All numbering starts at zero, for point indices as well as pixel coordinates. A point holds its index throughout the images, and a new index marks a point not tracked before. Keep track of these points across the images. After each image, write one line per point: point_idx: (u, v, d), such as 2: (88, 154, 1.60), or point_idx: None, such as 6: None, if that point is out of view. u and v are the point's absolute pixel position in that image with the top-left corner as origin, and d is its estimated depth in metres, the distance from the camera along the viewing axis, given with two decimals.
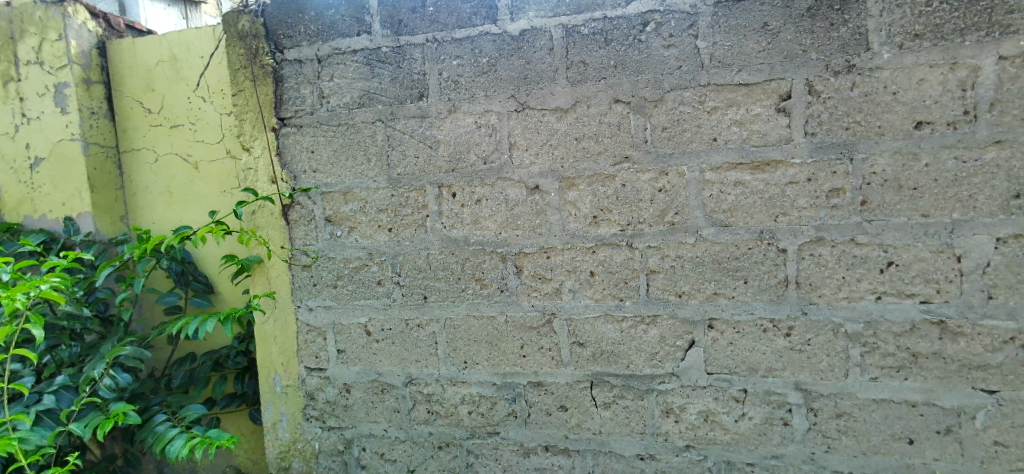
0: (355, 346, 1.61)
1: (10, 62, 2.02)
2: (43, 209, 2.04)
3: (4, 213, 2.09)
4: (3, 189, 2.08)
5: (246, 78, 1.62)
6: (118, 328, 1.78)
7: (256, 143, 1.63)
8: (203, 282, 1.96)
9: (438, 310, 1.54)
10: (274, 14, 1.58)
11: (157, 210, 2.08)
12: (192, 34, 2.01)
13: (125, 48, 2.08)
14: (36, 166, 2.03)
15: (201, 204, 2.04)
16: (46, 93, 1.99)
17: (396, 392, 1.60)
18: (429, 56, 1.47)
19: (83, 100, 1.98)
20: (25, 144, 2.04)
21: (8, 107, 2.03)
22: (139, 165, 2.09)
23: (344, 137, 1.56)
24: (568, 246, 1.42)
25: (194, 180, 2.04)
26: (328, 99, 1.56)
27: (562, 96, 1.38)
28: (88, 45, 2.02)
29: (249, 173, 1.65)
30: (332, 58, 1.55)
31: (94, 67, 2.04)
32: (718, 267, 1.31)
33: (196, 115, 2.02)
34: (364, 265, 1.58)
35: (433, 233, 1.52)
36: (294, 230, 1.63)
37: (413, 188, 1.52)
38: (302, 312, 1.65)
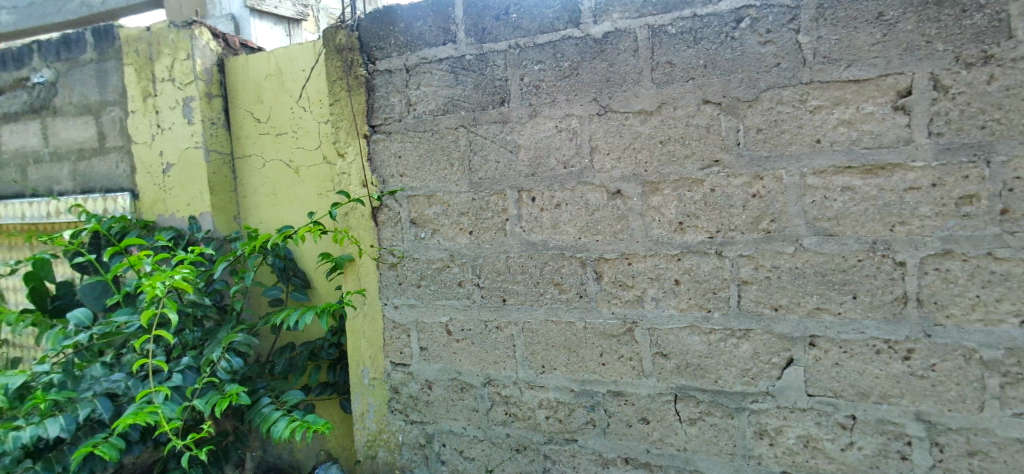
0: (437, 344, 1.67)
1: (149, 80, 2.31)
2: (172, 208, 2.31)
3: (143, 211, 2.40)
4: (143, 191, 2.39)
5: (342, 88, 1.74)
6: (231, 317, 1.98)
7: (350, 149, 1.74)
8: (302, 278, 2.13)
9: (518, 312, 1.55)
10: (368, 28, 1.68)
11: (264, 210, 2.29)
12: (296, 50, 2.19)
13: (240, 64, 2.30)
14: (168, 171, 2.31)
15: (301, 206, 2.21)
16: (176, 107, 2.26)
17: (475, 391, 1.63)
18: (511, 62, 1.49)
19: (206, 113, 2.23)
20: (159, 152, 2.32)
21: (147, 119, 2.33)
22: (249, 170, 2.31)
23: (430, 143, 1.62)
24: (651, 253, 1.38)
25: (296, 183, 2.21)
26: (416, 107, 1.63)
27: (647, 99, 1.34)
28: (210, 63, 2.27)
29: (344, 177, 1.77)
30: (419, 68, 1.62)
31: (215, 82, 2.29)
32: (821, 280, 1.21)
33: (298, 124, 2.19)
34: (446, 266, 1.63)
35: (513, 237, 1.54)
36: (382, 231, 1.72)
37: (495, 192, 1.55)
38: (388, 309, 1.74)
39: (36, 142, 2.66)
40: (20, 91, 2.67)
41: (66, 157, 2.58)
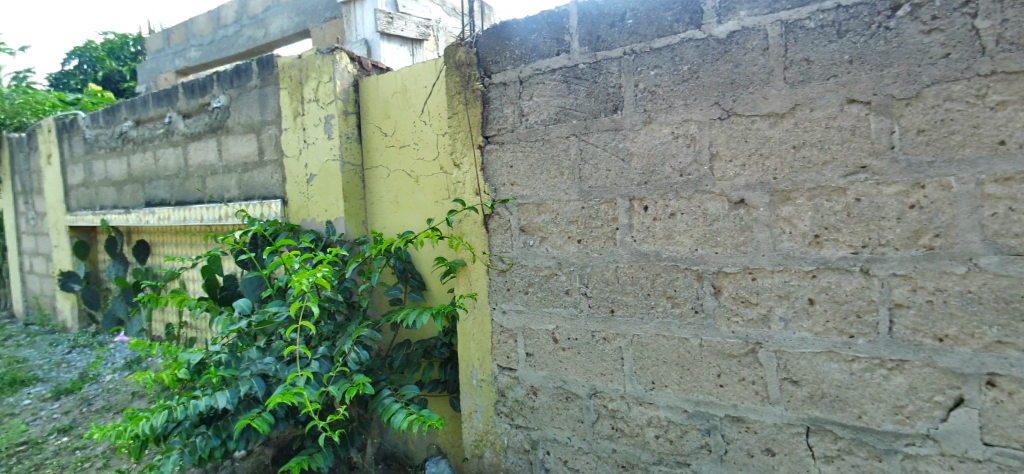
0: (542, 351, 1.68)
1: (299, 101, 2.64)
2: (314, 213, 2.61)
3: (290, 215, 2.73)
4: (291, 197, 2.72)
5: (460, 102, 1.83)
6: (359, 312, 2.18)
7: (465, 159, 1.82)
8: (419, 280, 2.27)
9: (626, 325, 1.51)
10: (485, 43, 1.76)
11: (388, 216, 2.49)
12: (419, 68, 2.35)
13: (371, 84, 2.54)
14: (311, 180, 2.61)
15: (420, 212, 2.36)
16: (319, 124, 2.55)
17: (580, 402, 1.61)
18: (626, 68, 1.46)
19: (343, 128, 2.49)
20: (304, 163, 2.64)
21: (296, 135, 2.67)
22: (376, 179, 2.53)
23: (541, 153, 1.64)
24: (779, 268, 1.26)
25: (416, 191, 2.37)
26: (528, 117, 1.67)
27: (777, 100, 1.23)
28: (347, 83, 2.53)
29: (459, 185, 1.86)
30: (532, 79, 1.65)
31: (350, 101, 2.54)
32: (1003, 307, 1.02)
33: (419, 136, 2.36)
34: (554, 274, 1.64)
35: (623, 246, 1.50)
36: (493, 238, 1.77)
37: (605, 201, 1.52)
38: (497, 313, 1.78)
39: (213, 156, 3.17)
40: (203, 114, 3.21)
41: (234, 170, 3.04)
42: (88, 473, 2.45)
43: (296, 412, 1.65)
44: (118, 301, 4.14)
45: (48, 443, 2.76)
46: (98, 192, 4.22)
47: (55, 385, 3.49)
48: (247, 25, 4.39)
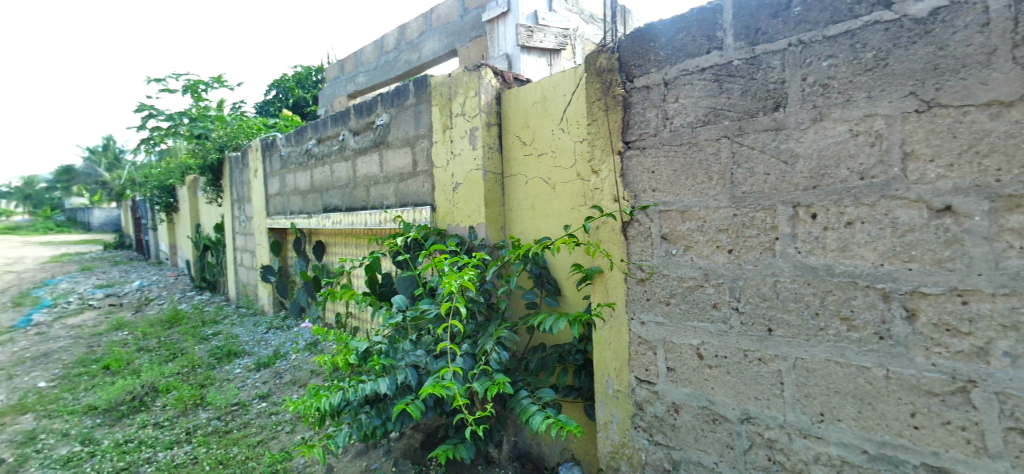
0: (686, 367, 1.58)
1: (448, 116, 2.85)
2: (459, 219, 2.79)
3: (438, 221, 2.96)
4: (439, 204, 2.95)
5: (600, 108, 1.79)
6: (498, 314, 2.27)
7: (604, 166, 1.78)
8: (554, 285, 2.29)
9: (787, 346, 1.35)
10: (628, 47, 1.71)
11: (526, 222, 2.56)
12: (559, 77, 2.37)
13: (513, 95, 2.63)
14: (456, 188, 2.80)
15: (557, 219, 2.38)
16: (466, 136, 2.72)
17: (730, 426, 1.48)
18: (791, 61, 1.32)
19: (486, 139, 2.63)
20: (452, 173, 2.84)
21: (445, 147, 2.88)
22: (516, 186, 2.62)
23: (686, 157, 1.55)
24: (1001, 291, 1.03)
25: (553, 198, 2.40)
26: (672, 120, 1.58)
27: (1001, 86, 1.02)
28: (490, 96, 2.66)
29: (597, 192, 1.82)
30: (679, 80, 1.57)
31: (493, 113, 2.66)
32: None
33: (558, 144, 2.38)
34: (699, 286, 1.54)
35: (784, 258, 1.35)
36: (632, 245, 1.71)
37: (762, 208, 1.39)
38: (635, 324, 1.72)
39: (375, 168, 3.59)
40: (369, 132, 3.64)
41: (392, 180, 3.40)
42: (280, 434, 2.92)
43: (445, 403, 1.78)
44: (301, 292, 4.89)
45: (253, 406, 3.36)
46: (288, 200, 5.04)
47: (257, 358, 4.24)
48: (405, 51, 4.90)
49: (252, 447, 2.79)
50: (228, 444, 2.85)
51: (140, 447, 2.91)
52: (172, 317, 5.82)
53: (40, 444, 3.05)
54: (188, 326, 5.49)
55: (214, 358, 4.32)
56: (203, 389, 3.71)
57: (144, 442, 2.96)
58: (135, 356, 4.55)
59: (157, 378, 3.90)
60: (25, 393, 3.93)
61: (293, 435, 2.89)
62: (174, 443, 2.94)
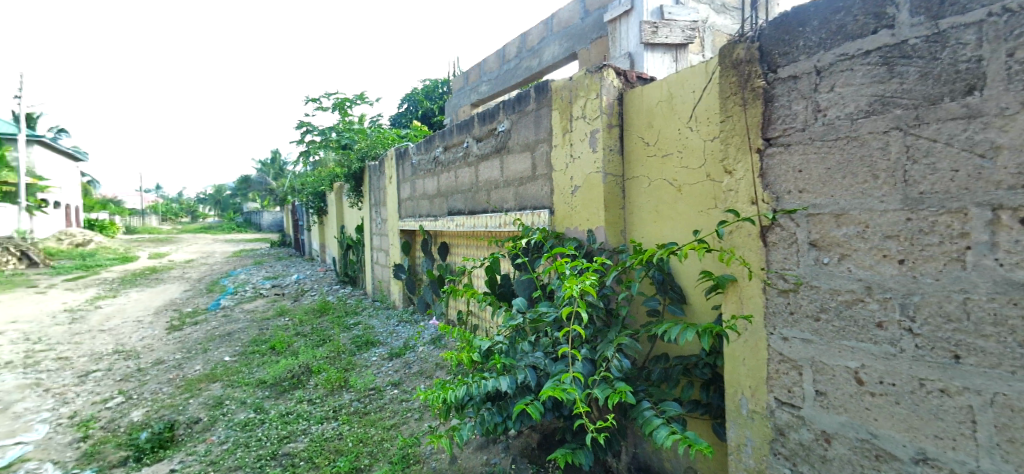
0: (840, 392, 1.39)
1: (568, 119, 2.84)
2: (577, 223, 2.77)
3: (556, 224, 2.97)
4: (557, 207, 2.96)
5: (736, 103, 1.64)
6: (617, 320, 2.20)
7: (739, 165, 1.64)
8: (678, 292, 2.14)
9: (981, 378, 1.14)
10: (772, 35, 1.56)
11: (648, 226, 2.45)
12: (688, 72, 2.22)
13: (636, 95, 2.53)
14: (575, 191, 2.78)
15: (682, 223, 2.24)
16: (585, 139, 2.69)
17: (898, 465, 1.28)
18: (992, 35, 1.11)
19: (607, 141, 2.56)
20: (571, 177, 2.83)
21: (565, 150, 2.88)
22: (637, 189, 2.52)
23: (843, 153, 1.37)
24: None
25: (678, 201, 2.26)
26: (826, 112, 1.41)
27: None
28: (613, 97, 2.59)
29: (730, 194, 1.68)
30: (835, 67, 1.39)
31: (615, 114, 2.59)
32: None
33: (684, 144, 2.23)
34: (858, 300, 1.35)
35: (978, 271, 1.13)
36: (772, 252, 1.54)
37: (946, 211, 1.18)
38: (775, 340, 1.55)
39: (496, 173, 3.71)
40: (491, 138, 3.78)
41: (512, 183, 3.49)
42: (410, 420, 3.16)
43: (565, 407, 1.77)
44: (427, 289, 5.24)
45: (387, 392, 3.68)
46: (417, 204, 5.43)
47: (390, 348, 4.63)
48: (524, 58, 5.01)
49: (387, 429, 3.06)
50: (367, 424, 3.15)
51: (298, 419, 3.34)
52: (321, 307, 6.60)
53: (225, 408, 3.66)
54: (334, 315, 6.19)
55: (355, 346, 4.81)
56: (346, 373, 4.15)
57: (301, 415, 3.40)
58: (294, 340, 5.24)
59: (311, 360, 4.45)
60: (215, 365, 4.73)
61: (421, 422, 3.10)
62: (324, 418, 3.32)
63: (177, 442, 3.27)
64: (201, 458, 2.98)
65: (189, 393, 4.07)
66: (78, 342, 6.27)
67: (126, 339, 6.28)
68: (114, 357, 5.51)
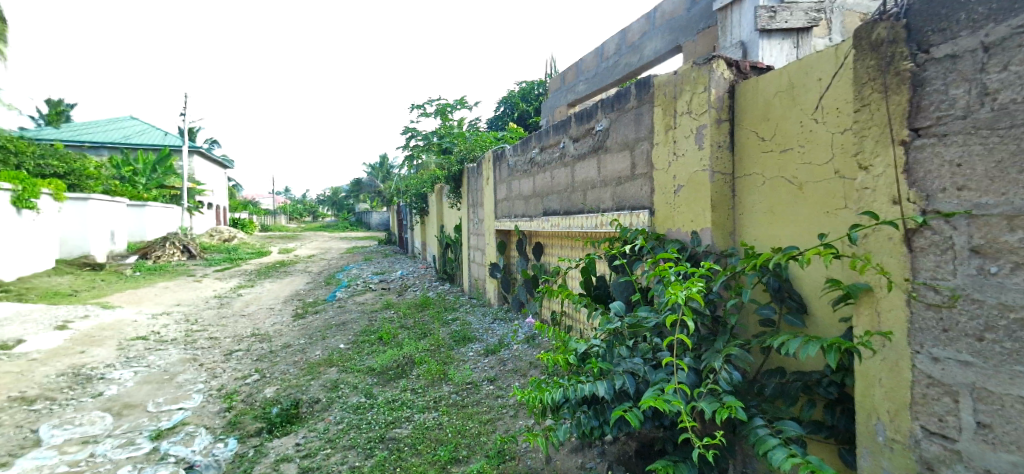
0: (1011, 426, 1.19)
1: (672, 115, 2.71)
2: (679, 224, 2.63)
3: (656, 225, 2.85)
4: (658, 207, 2.84)
5: (874, 91, 1.46)
6: (724, 328, 2.05)
7: (877, 160, 1.45)
8: (797, 301, 1.94)
9: None
10: (922, 10, 1.36)
11: (761, 228, 2.25)
12: (813, 58, 2.01)
13: (750, 86, 2.34)
14: (678, 191, 2.64)
15: (803, 225, 2.03)
16: (690, 135, 2.54)
17: None
18: None
19: (715, 137, 2.41)
20: (674, 175, 2.69)
21: (667, 148, 2.75)
22: (748, 188, 2.33)
23: (1019, 144, 1.16)
24: None
25: (798, 200, 2.06)
26: (995, 96, 1.21)
27: None
28: (723, 90, 2.42)
29: (865, 193, 1.49)
30: (1009, 41, 1.18)
31: (725, 108, 2.42)
32: None
33: (807, 137, 2.03)
34: None
35: None
36: (920, 259, 1.35)
37: None
38: (922, 360, 1.35)
39: (593, 173, 3.66)
40: (588, 138, 3.73)
41: (610, 184, 3.42)
42: (505, 417, 3.22)
43: (668, 418, 1.69)
44: (521, 288, 5.31)
45: (483, 387, 3.78)
46: (513, 205, 5.52)
47: (486, 345, 4.76)
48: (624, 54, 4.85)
49: (483, 423, 3.14)
50: (465, 417, 3.27)
51: (403, 407, 3.56)
52: (423, 303, 6.97)
53: (340, 391, 4.00)
54: (434, 311, 6.50)
55: (454, 341, 5.01)
56: (446, 366, 4.34)
57: (405, 403, 3.61)
58: (398, 331, 5.59)
59: (414, 351, 4.72)
60: (332, 351, 5.20)
61: (516, 419, 3.15)
62: (425, 408, 3.50)
63: (301, 418, 3.65)
64: (321, 435, 3.29)
65: (310, 375, 4.51)
66: (224, 324, 7.23)
67: (260, 324, 7.12)
68: (251, 339, 6.28)
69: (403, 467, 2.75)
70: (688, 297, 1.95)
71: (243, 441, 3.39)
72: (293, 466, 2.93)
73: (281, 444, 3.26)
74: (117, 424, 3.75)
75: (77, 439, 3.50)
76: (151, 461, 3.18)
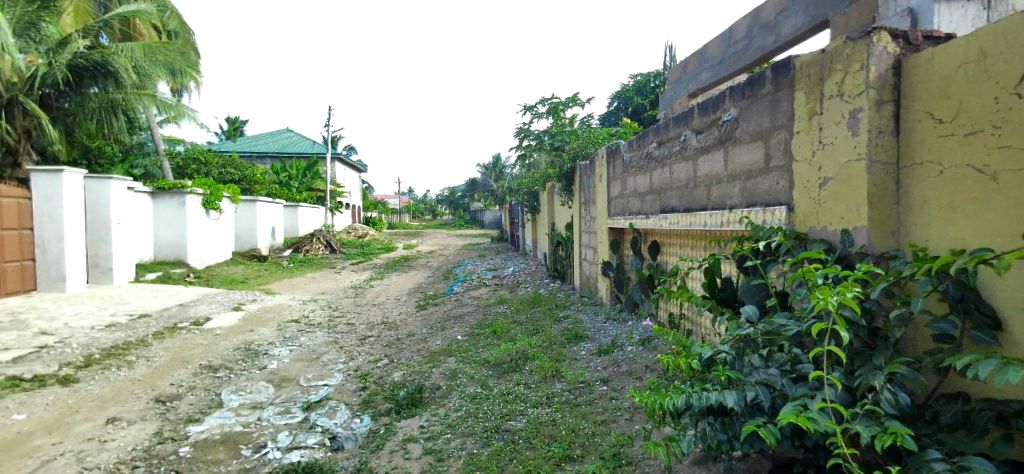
0: None
1: (818, 99, 2.41)
2: (825, 221, 2.34)
3: (796, 223, 2.55)
4: (798, 203, 2.54)
5: None
6: (886, 343, 1.78)
7: None
8: (988, 315, 1.62)
9: None
10: None
11: (935, 226, 1.91)
12: (1015, 19, 1.65)
13: (923, 59, 2.00)
14: (824, 184, 2.34)
15: (997, 222, 1.69)
16: (841, 120, 2.24)
17: None
18: None
19: (874, 121, 2.09)
20: (818, 167, 2.39)
21: (811, 136, 2.45)
22: (918, 179, 1.99)
23: None
24: None
25: (991, 193, 1.71)
26: None
27: None
28: (885, 66, 2.10)
29: None
30: None
31: (888, 87, 2.09)
32: None
33: (1004, 116, 1.68)
34: None
35: None
36: None
37: None
38: None
39: (719, 166, 3.40)
40: (713, 129, 3.47)
41: (738, 178, 3.15)
42: (620, 419, 3.13)
43: (815, 439, 1.50)
44: (636, 288, 5.14)
45: (596, 387, 3.72)
46: (628, 202, 5.36)
47: (599, 344, 4.68)
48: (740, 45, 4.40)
49: (597, 424, 3.09)
50: (578, 416, 3.24)
51: (516, 400, 3.64)
52: (535, 299, 7.08)
53: (458, 380, 4.21)
54: (546, 307, 6.56)
55: (566, 338, 5.01)
56: (558, 363, 4.35)
57: (519, 397, 3.70)
58: (512, 326, 5.74)
59: (527, 347, 4.81)
60: (451, 342, 5.50)
61: (631, 422, 3.05)
62: (539, 403, 3.54)
63: (424, 402, 3.91)
64: (442, 420, 3.49)
65: (432, 363, 4.82)
66: (358, 312, 8.02)
67: (389, 313, 7.78)
68: (381, 326, 6.88)
69: (518, 459, 2.81)
70: (839, 305, 1.73)
71: (375, 418, 3.72)
72: (418, 446, 3.15)
73: (408, 424, 3.52)
74: (277, 394, 4.35)
75: (248, 404, 4.13)
76: (303, 428, 3.64)
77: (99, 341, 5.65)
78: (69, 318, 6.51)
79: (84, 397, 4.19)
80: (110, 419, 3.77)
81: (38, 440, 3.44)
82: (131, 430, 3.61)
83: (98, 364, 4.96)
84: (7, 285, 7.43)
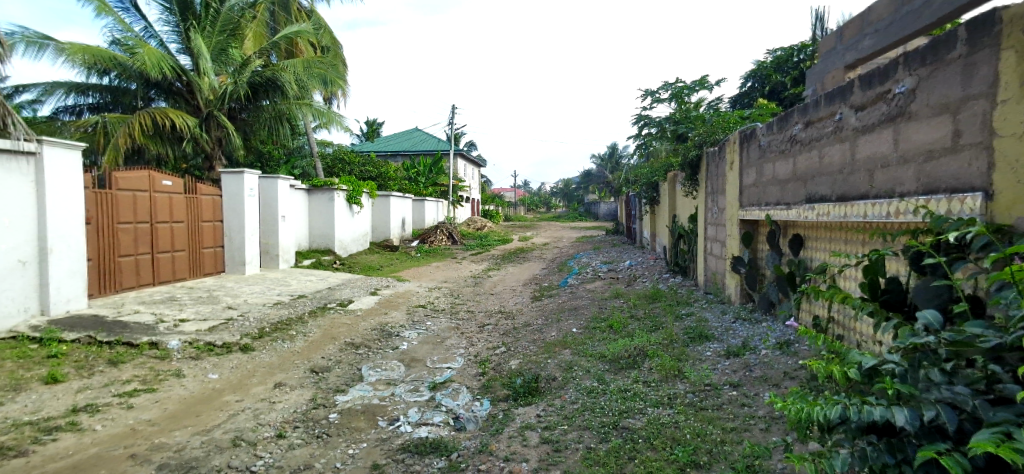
0: None
1: None
2: None
3: (997, 213, 2.10)
4: (1002, 189, 2.08)
5: None
6: None
7: None
8: None
9: None
10: None
11: None
12: None
13: None
14: None
15: None
16: None
17: None
18: None
19: None
20: None
21: None
22: None
23: None
24: None
25: None
26: None
27: None
28: None
29: None
30: None
31: None
32: None
33: None
34: None
35: None
36: None
37: None
38: None
39: (887, 147, 2.93)
40: (880, 104, 2.99)
41: (913, 160, 2.68)
42: (754, 429, 2.86)
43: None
44: (773, 287, 4.68)
45: (724, 391, 3.45)
46: (765, 191, 4.88)
47: (727, 345, 4.34)
48: (914, 6, 3.53)
49: (727, 432, 2.86)
50: (704, 421, 3.04)
51: (636, 398, 3.52)
52: (654, 294, 6.79)
53: (575, 373, 4.19)
54: (666, 303, 6.26)
55: (689, 337, 4.73)
56: (681, 362, 4.13)
57: (638, 394, 3.57)
58: (630, 321, 5.57)
59: (647, 343, 4.63)
60: (567, 334, 5.50)
61: (767, 433, 2.77)
62: (660, 403, 3.39)
63: (541, 392, 3.96)
64: (559, 411, 3.50)
65: (548, 353, 4.86)
66: (478, 300, 8.39)
67: (506, 303, 8.01)
68: (499, 315, 7.13)
69: (639, 459, 2.71)
70: None
71: (494, 403, 3.86)
72: (535, 434, 3.19)
73: (526, 412, 3.59)
74: (408, 373, 4.72)
75: (383, 380, 4.54)
76: (430, 405, 3.92)
77: (269, 316, 6.62)
78: (247, 295, 7.72)
79: (258, 364, 4.94)
80: (277, 384, 4.39)
81: (226, 396, 4.12)
82: (292, 395, 4.17)
83: (268, 336, 5.81)
84: (205, 267, 9.02)
